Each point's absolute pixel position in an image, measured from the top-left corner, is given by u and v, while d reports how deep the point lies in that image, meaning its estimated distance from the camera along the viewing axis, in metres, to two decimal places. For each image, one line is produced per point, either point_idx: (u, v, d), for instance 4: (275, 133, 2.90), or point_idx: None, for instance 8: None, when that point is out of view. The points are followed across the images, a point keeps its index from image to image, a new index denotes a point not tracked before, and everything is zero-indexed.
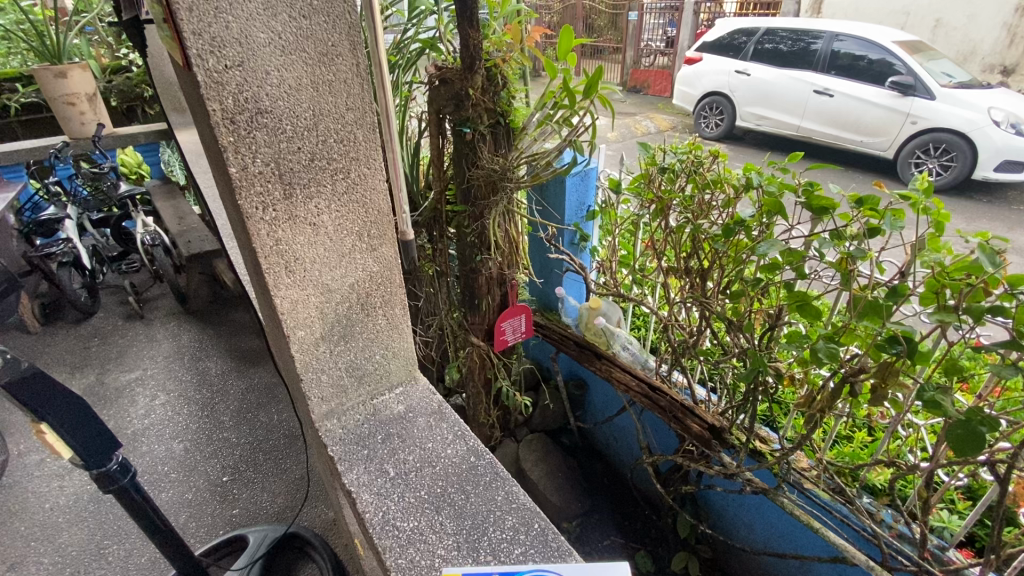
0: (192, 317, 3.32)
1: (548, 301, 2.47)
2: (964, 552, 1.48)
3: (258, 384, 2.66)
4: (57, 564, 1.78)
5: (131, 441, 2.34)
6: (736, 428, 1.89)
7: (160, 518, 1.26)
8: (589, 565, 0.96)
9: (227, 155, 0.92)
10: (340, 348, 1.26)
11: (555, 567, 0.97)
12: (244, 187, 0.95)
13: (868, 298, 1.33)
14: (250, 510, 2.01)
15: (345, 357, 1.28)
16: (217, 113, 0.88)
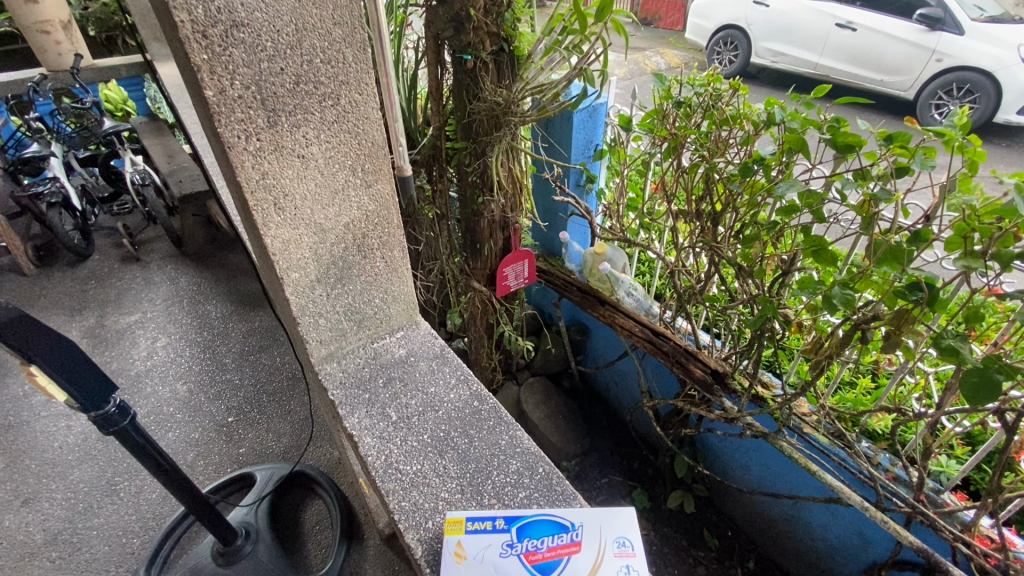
0: (190, 260, 3.26)
1: (551, 246, 2.41)
2: (959, 495, 1.50)
3: (259, 327, 2.65)
4: (70, 499, 1.83)
5: (135, 383, 2.36)
6: (739, 373, 1.88)
7: (165, 459, 1.26)
8: (593, 510, 0.97)
9: (201, 77, 0.83)
10: (337, 291, 1.21)
11: (558, 511, 0.98)
12: (222, 113, 0.87)
13: (889, 243, 1.27)
14: (256, 449, 2.04)
15: (342, 300, 1.24)
16: (186, 26, 0.78)
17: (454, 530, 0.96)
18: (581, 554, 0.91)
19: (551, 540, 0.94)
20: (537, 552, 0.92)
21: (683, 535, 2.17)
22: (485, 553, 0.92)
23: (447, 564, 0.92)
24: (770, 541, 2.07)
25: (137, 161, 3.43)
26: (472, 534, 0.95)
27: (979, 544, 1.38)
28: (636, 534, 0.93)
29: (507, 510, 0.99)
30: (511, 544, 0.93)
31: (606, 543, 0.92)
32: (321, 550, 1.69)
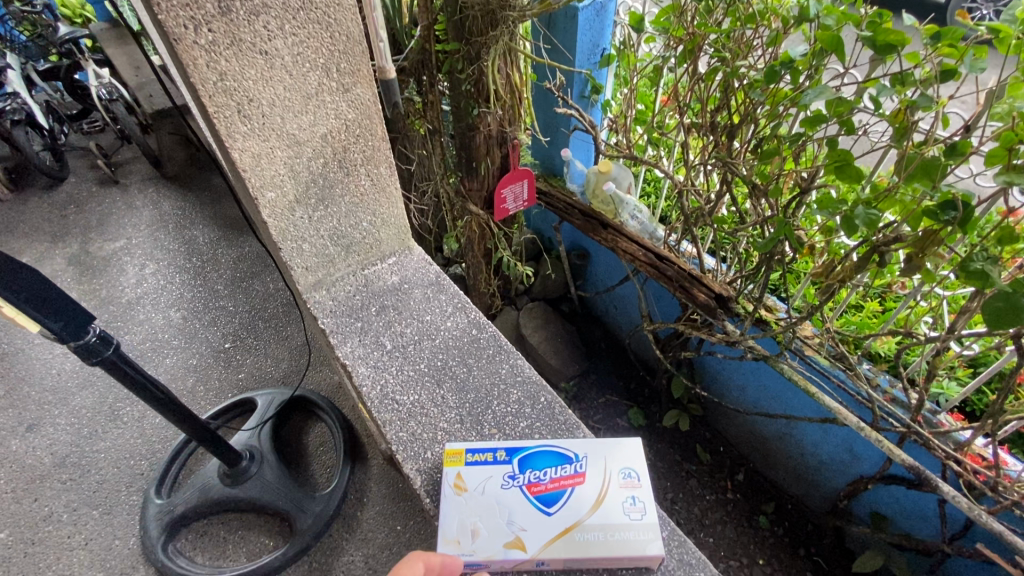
0: (172, 183, 3.10)
1: (552, 165, 2.28)
2: (955, 415, 1.52)
3: (250, 252, 2.56)
4: (74, 424, 1.85)
5: (128, 310, 2.32)
6: (743, 297, 1.84)
7: (159, 389, 1.24)
8: (597, 440, 0.98)
9: None
10: (320, 214, 1.12)
11: (562, 442, 0.98)
12: None
13: (923, 157, 1.16)
14: (256, 374, 2.04)
15: (326, 224, 1.15)
16: None
17: (453, 461, 0.97)
18: (585, 483, 0.92)
19: (554, 471, 0.95)
20: (541, 484, 0.93)
21: (676, 450, 2.24)
22: (486, 484, 0.93)
23: (447, 494, 0.92)
24: (761, 456, 2.14)
25: (102, 73, 3.17)
26: (472, 465, 0.96)
27: (970, 462, 1.41)
28: (641, 464, 0.94)
29: (507, 442, 1.00)
30: (512, 475, 0.94)
31: (610, 473, 0.93)
32: (326, 470, 1.71)
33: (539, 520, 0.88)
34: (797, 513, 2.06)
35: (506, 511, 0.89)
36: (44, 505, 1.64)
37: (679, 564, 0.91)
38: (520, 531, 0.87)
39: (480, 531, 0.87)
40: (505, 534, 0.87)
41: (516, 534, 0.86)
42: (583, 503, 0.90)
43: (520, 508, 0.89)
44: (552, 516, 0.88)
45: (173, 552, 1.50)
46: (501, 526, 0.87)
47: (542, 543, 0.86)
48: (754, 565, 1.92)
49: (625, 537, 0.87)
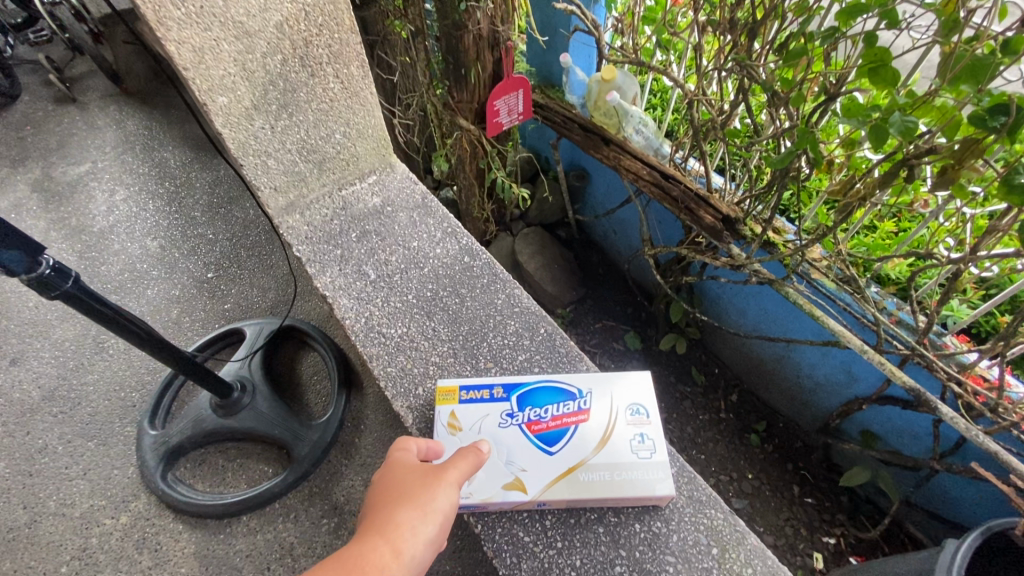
0: (134, 100, 2.85)
1: (549, 75, 2.08)
2: (962, 338, 1.50)
3: (225, 175, 2.40)
4: (59, 357, 1.80)
5: (101, 239, 2.20)
6: (751, 219, 1.73)
7: (121, 316, 1.14)
8: (606, 381, 1.07)
9: None
10: (284, 122, 1.17)
11: (570, 383, 1.07)
12: None
13: (973, 54, 1.02)
14: (242, 304, 1.97)
15: (291, 135, 1.20)
16: None
17: (448, 399, 1.05)
18: (589, 422, 1.01)
19: (555, 409, 1.03)
20: (541, 422, 1.01)
21: (672, 373, 2.24)
22: (482, 422, 1.01)
23: (441, 433, 1.00)
24: (756, 378, 2.15)
25: None
26: (466, 403, 1.04)
27: (971, 384, 1.41)
28: (651, 404, 1.04)
29: (504, 379, 1.08)
30: (511, 413, 1.02)
31: (617, 412, 1.02)
32: (322, 398, 1.70)
33: (542, 457, 0.97)
34: (787, 431, 2.10)
35: (502, 448, 0.98)
36: (38, 437, 1.63)
37: (688, 500, 1.02)
38: (520, 471, 0.96)
39: (483, 473, 0.95)
40: (504, 473, 0.96)
41: (514, 473, 0.95)
42: (586, 443, 0.98)
43: (516, 445, 0.98)
44: (554, 455, 0.97)
45: (173, 480, 1.51)
46: (499, 466, 0.96)
47: (540, 480, 0.95)
48: (743, 479, 1.98)
49: (629, 474, 0.96)
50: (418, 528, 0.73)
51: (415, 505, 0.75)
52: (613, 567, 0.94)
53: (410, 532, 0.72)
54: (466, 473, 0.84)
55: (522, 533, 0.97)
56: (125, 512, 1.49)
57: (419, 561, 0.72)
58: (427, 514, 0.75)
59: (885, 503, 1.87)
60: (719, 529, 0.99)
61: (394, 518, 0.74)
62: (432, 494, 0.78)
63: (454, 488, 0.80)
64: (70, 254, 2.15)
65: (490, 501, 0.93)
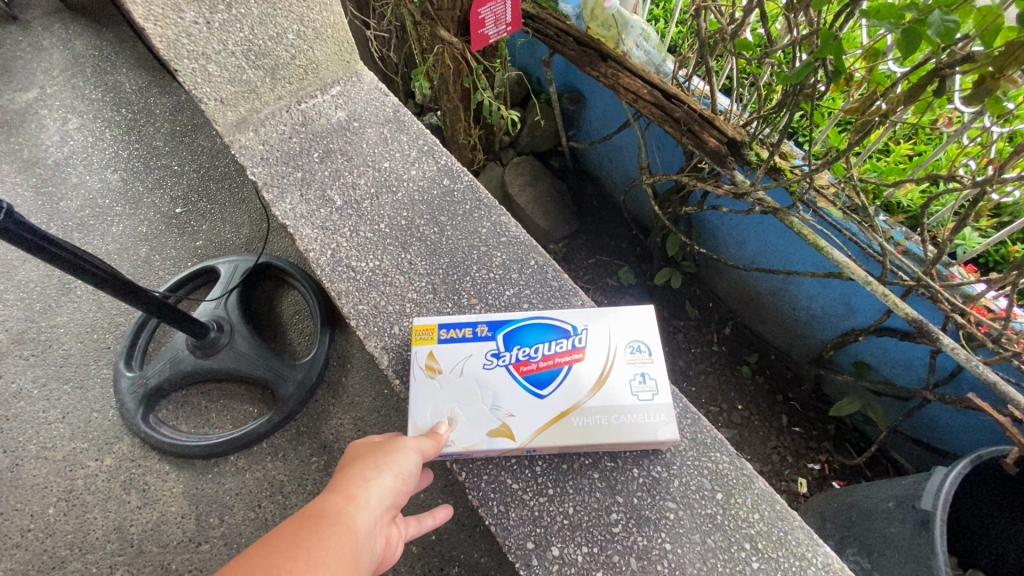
0: (79, 15, 2.56)
1: None
2: (970, 268, 1.44)
3: (187, 100, 2.20)
4: (25, 300, 1.71)
5: (57, 172, 2.03)
6: (757, 142, 1.61)
7: (56, 246, 1.00)
8: (604, 317, 1.00)
9: None
10: (223, 15, 1.15)
11: (565, 320, 1.00)
12: None
13: None
14: (214, 241, 1.86)
15: (235, 33, 1.17)
16: None
17: (426, 339, 0.99)
18: (584, 362, 0.95)
19: (547, 348, 0.97)
20: (531, 363, 0.96)
21: (665, 307, 2.20)
22: (464, 363, 0.95)
23: (419, 376, 0.95)
24: (750, 312, 2.11)
25: None
26: (446, 343, 0.98)
27: (976, 315, 1.36)
28: (654, 341, 0.97)
29: (488, 316, 1.01)
30: (497, 353, 0.96)
31: (616, 350, 0.97)
32: (305, 337, 1.64)
33: (533, 401, 0.92)
34: (778, 362, 2.10)
35: (487, 392, 0.93)
36: (11, 381, 1.57)
37: (692, 444, 1.01)
38: (506, 416, 0.91)
39: (467, 417, 0.91)
40: (490, 419, 0.91)
41: (500, 418, 0.91)
42: (580, 385, 0.93)
43: (503, 387, 0.93)
44: (545, 399, 0.92)
45: (155, 422, 1.47)
46: (483, 412, 0.91)
47: (528, 426, 0.91)
48: (733, 410, 1.99)
49: (626, 417, 0.91)
50: (375, 476, 0.71)
51: (372, 460, 0.74)
52: (608, 514, 0.94)
53: (367, 479, 0.70)
54: (430, 444, 0.83)
55: (510, 481, 0.96)
56: (109, 454, 1.46)
57: (382, 508, 0.69)
58: (384, 465, 0.74)
59: (872, 432, 1.90)
60: (724, 474, 0.99)
61: (354, 470, 0.72)
62: (393, 452, 0.77)
63: (415, 449, 0.80)
64: (24, 188, 2.00)
65: (474, 448, 0.90)
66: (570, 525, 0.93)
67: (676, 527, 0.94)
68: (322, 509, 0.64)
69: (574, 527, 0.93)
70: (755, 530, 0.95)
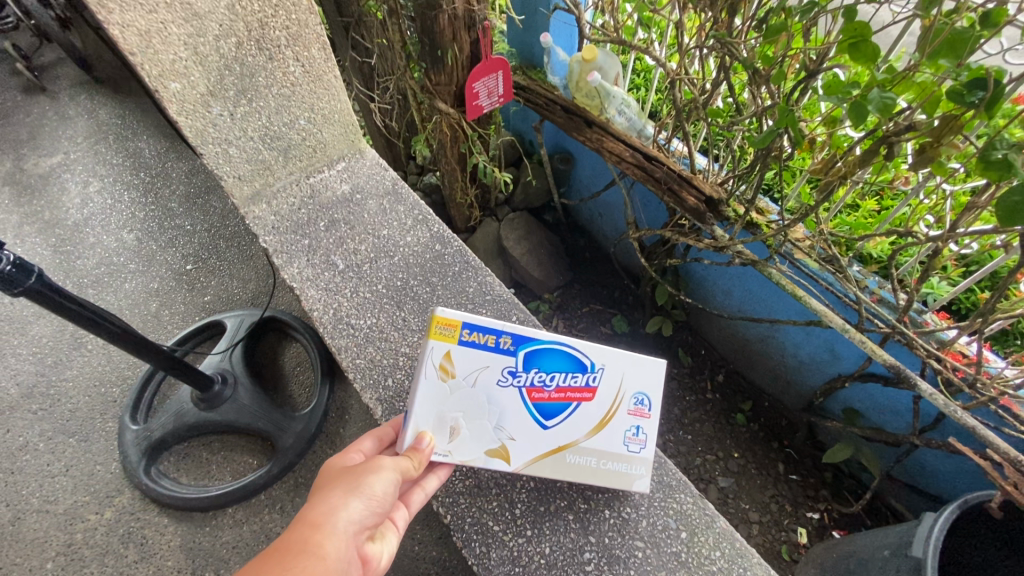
0: (105, 88, 2.76)
1: (531, 56, 2.06)
2: (941, 315, 1.51)
3: (202, 165, 2.34)
4: (37, 354, 1.77)
5: (76, 233, 2.15)
6: (734, 199, 1.73)
7: (83, 306, 1.10)
8: (624, 361, 1.00)
9: None
10: (244, 109, 1.23)
11: (588, 354, 0.98)
12: None
13: (952, 26, 1.00)
14: (222, 296, 1.94)
15: (254, 121, 1.26)
16: None
17: (446, 336, 0.93)
18: (591, 403, 1.00)
19: (562, 380, 0.98)
20: (543, 390, 0.97)
21: (657, 355, 2.25)
22: (479, 374, 0.94)
23: (431, 375, 0.93)
24: (741, 359, 2.16)
25: None
26: (466, 346, 0.94)
27: (951, 360, 1.41)
28: (657, 397, 1.03)
29: (516, 327, 0.95)
30: (514, 372, 0.95)
31: (625, 397, 1.01)
32: (305, 389, 1.69)
33: (534, 431, 0.99)
34: (772, 410, 2.12)
35: (495, 410, 0.96)
36: (18, 435, 1.61)
37: (658, 486, 1.10)
38: (506, 439, 0.98)
39: (465, 432, 0.96)
40: (491, 438, 0.98)
41: (501, 440, 0.97)
42: (580, 426, 1.00)
43: (509, 407, 0.96)
44: (546, 430, 0.99)
45: (157, 474, 1.50)
46: (488, 431, 0.97)
47: (523, 454, 0.99)
48: (729, 458, 2.00)
49: (612, 463, 1.03)
50: (345, 502, 0.75)
51: (342, 485, 0.78)
52: (582, 553, 1.03)
53: (335, 506, 0.74)
54: (409, 462, 0.87)
55: (491, 523, 1.05)
56: (109, 507, 1.48)
57: (351, 533, 0.73)
58: (354, 489, 0.77)
59: (868, 479, 1.91)
60: (688, 514, 1.08)
61: (326, 493, 0.76)
62: (367, 475, 0.80)
63: (390, 469, 0.83)
64: (43, 248, 2.11)
65: (469, 462, 0.97)
66: (546, 564, 1.02)
67: (645, 564, 1.02)
68: (291, 541, 0.68)
69: (550, 567, 1.01)
70: (716, 566, 1.04)
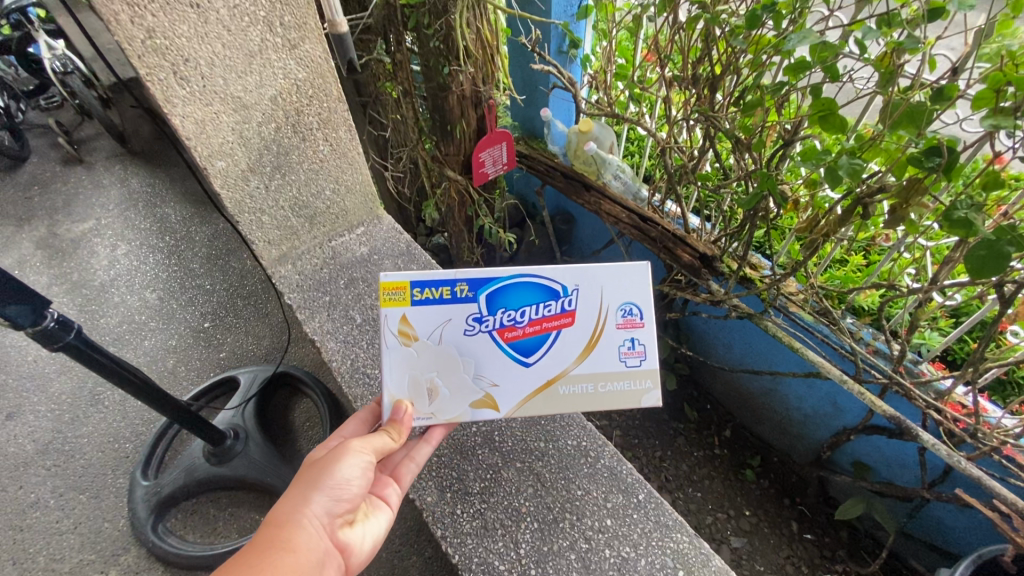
0: (138, 159, 2.97)
1: (532, 127, 2.23)
2: (937, 365, 1.55)
3: (224, 229, 2.49)
4: (55, 411, 1.82)
5: (101, 293, 2.26)
6: (727, 255, 1.82)
7: (117, 365, 1.19)
8: (596, 276, 1.00)
9: None
10: (278, 182, 1.36)
11: (555, 280, 0.99)
12: None
13: (908, 102, 1.12)
14: (237, 352, 2.01)
15: (286, 193, 1.39)
16: None
17: (397, 300, 0.96)
18: (572, 327, 1.00)
19: (534, 312, 0.99)
20: (518, 328, 0.99)
21: (664, 410, 2.25)
22: (443, 329, 0.97)
23: (394, 342, 0.97)
24: (746, 412, 2.17)
25: (54, 44, 3.02)
26: (419, 305, 0.97)
27: (950, 411, 1.43)
28: (645, 304, 1.02)
29: (467, 274, 0.97)
30: (479, 318, 0.98)
31: (609, 310, 1.01)
32: (314, 444, 1.71)
33: (520, 371, 1.01)
34: (782, 465, 2.10)
35: (470, 361, 0.99)
36: (30, 492, 1.63)
37: (655, 525, 1.13)
38: (490, 387, 1.00)
39: (447, 389, 1.00)
40: (474, 390, 1.00)
41: (484, 387, 1.00)
42: (567, 353, 1.01)
43: (486, 354, 0.99)
44: (530, 367, 1.01)
45: (163, 532, 1.50)
46: (469, 382, 1.00)
47: (510, 398, 1.01)
48: (741, 516, 1.95)
49: (612, 384, 1.02)
50: (310, 497, 0.80)
51: (308, 479, 0.82)
52: None
53: (301, 502, 0.79)
54: (380, 442, 0.92)
55: (497, 562, 1.09)
56: (114, 567, 1.47)
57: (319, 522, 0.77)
58: (318, 482, 0.81)
59: (883, 536, 1.86)
60: (684, 553, 1.10)
61: (294, 489, 0.81)
62: (333, 464, 0.84)
63: (356, 454, 0.87)
64: (70, 307, 2.21)
65: (459, 419, 1.01)
66: None
67: None
68: (260, 542, 0.73)
69: None
70: None
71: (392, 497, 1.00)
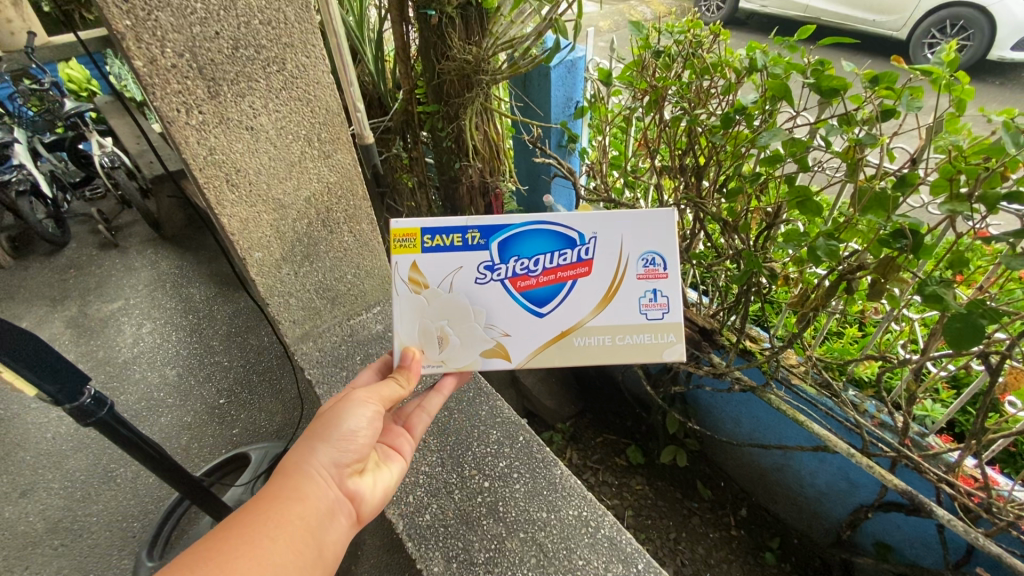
0: (170, 243, 3.17)
1: (536, 211, 2.40)
2: (943, 437, 1.54)
3: (245, 307, 2.61)
4: (68, 488, 1.85)
5: (124, 369, 2.35)
6: (726, 329, 1.90)
7: (141, 439, 1.25)
8: (614, 227, 1.08)
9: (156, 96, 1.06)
10: (305, 269, 1.48)
11: (571, 228, 1.07)
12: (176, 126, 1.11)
13: (874, 189, 1.23)
14: (249, 430, 2.05)
15: (311, 278, 1.51)
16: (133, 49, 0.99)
17: (410, 248, 1.08)
18: (586, 278, 1.08)
19: (546, 261, 1.08)
20: (530, 278, 1.08)
21: (676, 487, 2.20)
22: (455, 276, 1.08)
23: (405, 290, 1.08)
24: (760, 489, 2.12)
25: (105, 142, 3.35)
26: (430, 253, 1.08)
27: (963, 484, 1.41)
28: (667, 253, 1.08)
29: (477, 222, 1.07)
30: (490, 267, 1.08)
31: (630, 260, 1.08)
32: None
33: (533, 321, 1.10)
34: (802, 547, 2.02)
35: (482, 311, 1.09)
36: (35, 573, 1.62)
37: None
38: (501, 336, 1.09)
39: (456, 337, 1.10)
40: (485, 338, 1.10)
41: (495, 336, 1.09)
42: (583, 302, 1.09)
43: (498, 303, 1.08)
44: (544, 317, 1.10)
45: None
46: (480, 332, 1.10)
47: (521, 347, 1.09)
48: None
49: (632, 336, 1.10)
50: (316, 449, 0.89)
51: (315, 432, 0.91)
52: None
53: (309, 454, 0.88)
54: (386, 395, 1.02)
55: None
56: None
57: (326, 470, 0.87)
58: (324, 435, 0.91)
59: None
60: None
61: (303, 440, 0.90)
62: (338, 419, 0.93)
63: (360, 408, 0.96)
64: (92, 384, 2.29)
65: (472, 365, 1.11)
66: None
67: None
68: (272, 490, 0.82)
69: None
70: None
71: (405, 448, 1.13)
